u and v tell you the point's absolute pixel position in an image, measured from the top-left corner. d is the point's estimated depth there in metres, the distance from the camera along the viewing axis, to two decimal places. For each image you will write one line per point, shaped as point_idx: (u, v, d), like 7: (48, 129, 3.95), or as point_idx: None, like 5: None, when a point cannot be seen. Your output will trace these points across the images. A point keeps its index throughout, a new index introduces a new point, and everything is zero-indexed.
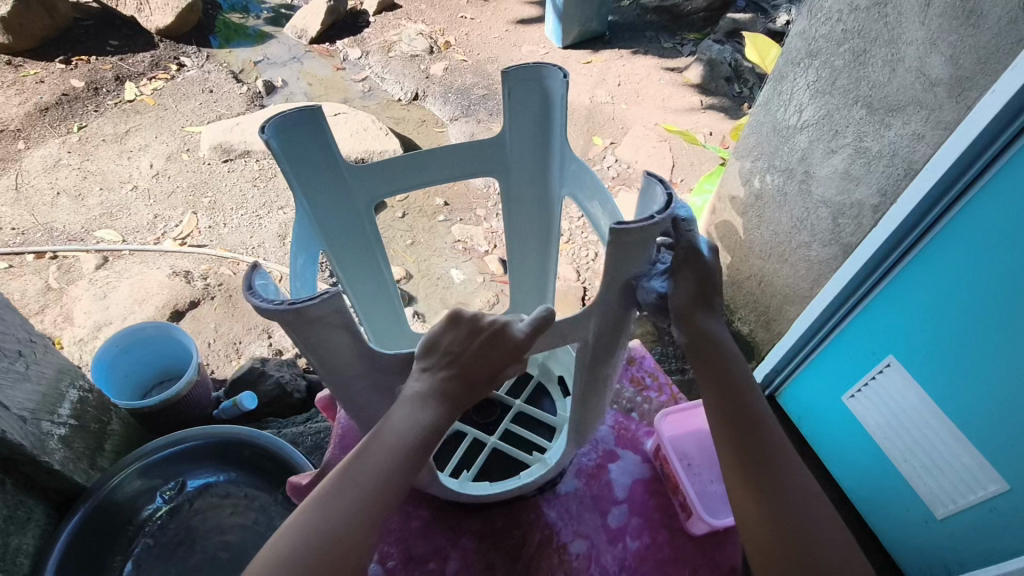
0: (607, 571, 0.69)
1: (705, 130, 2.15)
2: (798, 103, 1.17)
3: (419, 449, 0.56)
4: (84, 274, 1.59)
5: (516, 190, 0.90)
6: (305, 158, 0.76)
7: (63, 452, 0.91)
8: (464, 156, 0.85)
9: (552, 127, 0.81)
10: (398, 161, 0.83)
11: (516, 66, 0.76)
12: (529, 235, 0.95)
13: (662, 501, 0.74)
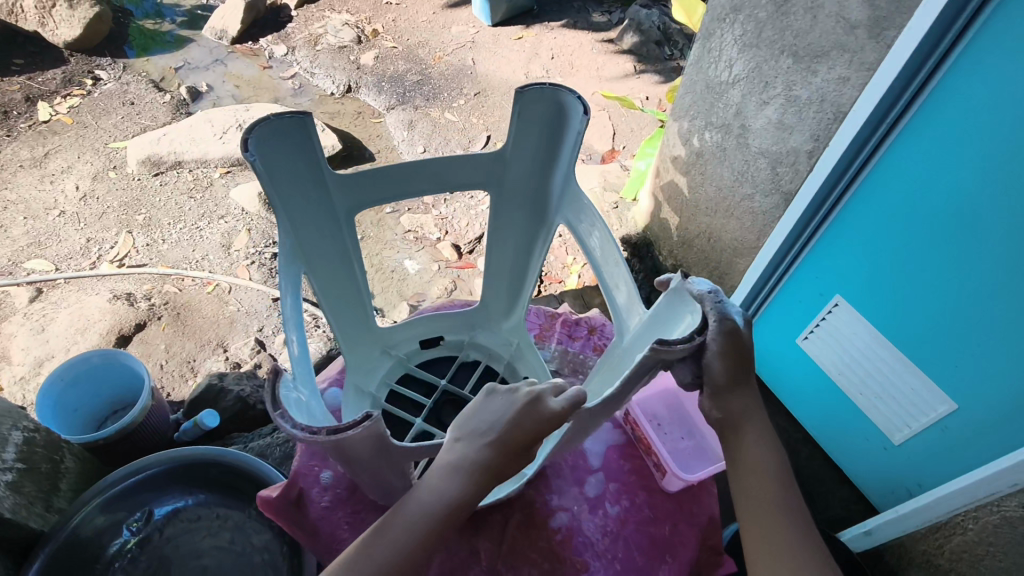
0: (591, 539, 0.70)
1: (642, 96, 2.16)
2: (728, 58, 1.18)
3: (444, 520, 0.58)
4: (18, 309, 1.51)
5: (509, 204, 0.84)
6: (285, 167, 0.66)
7: (12, 498, 0.87)
8: (460, 164, 0.77)
9: (559, 146, 0.76)
10: (385, 172, 0.75)
11: (532, 84, 0.70)
12: (517, 248, 0.88)
13: (636, 463, 0.76)
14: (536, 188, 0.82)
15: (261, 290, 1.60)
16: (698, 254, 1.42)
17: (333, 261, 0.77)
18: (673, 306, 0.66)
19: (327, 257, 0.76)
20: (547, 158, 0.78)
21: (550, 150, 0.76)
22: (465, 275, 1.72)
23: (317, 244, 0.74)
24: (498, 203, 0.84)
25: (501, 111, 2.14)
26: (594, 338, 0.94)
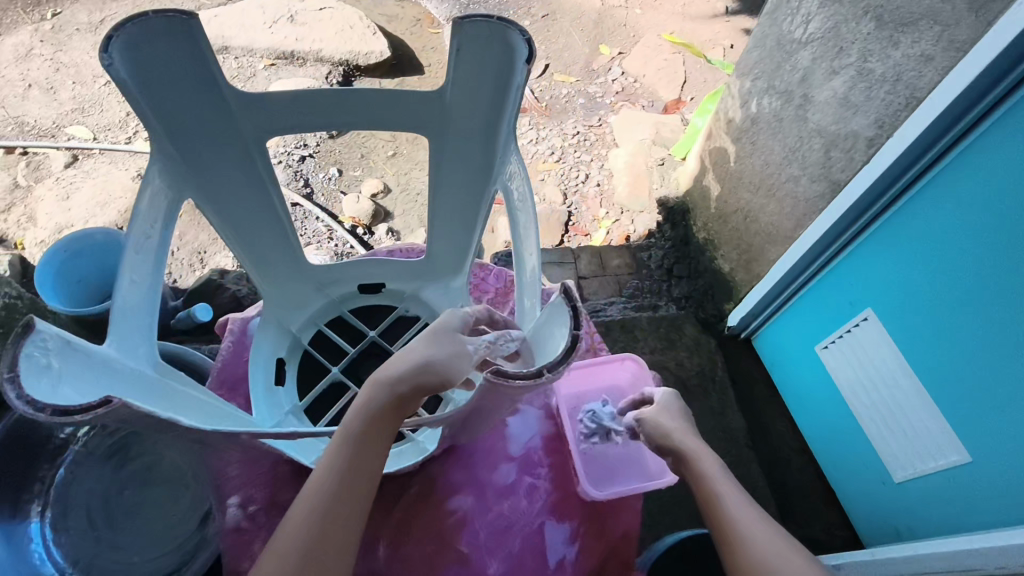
0: (492, 528, 0.72)
1: (725, 44, 1.94)
2: (805, 11, 1.00)
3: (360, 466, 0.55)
4: (52, 173, 1.55)
5: (453, 157, 0.72)
6: (166, 74, 0.61)
7: None
8: (384, 102, 0.68)
9: (503, 97, 0.63)
10: (295, 99, 0.66)
11: (474, 16, 0.58)
12: (465, 207, 0.78)
13: (557, 460, 0.77)
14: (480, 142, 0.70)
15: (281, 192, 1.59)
16: (731, 232, 1.29)
17: (236, 184, 0.72)
18: (552, 320, 0.56)
19: (225, 177, 0.71)
20: (492, 110, 0.66)
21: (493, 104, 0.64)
22: None
23: (211, 160, 0.69)
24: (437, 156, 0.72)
25: (566, 39, 1.97)
26: None
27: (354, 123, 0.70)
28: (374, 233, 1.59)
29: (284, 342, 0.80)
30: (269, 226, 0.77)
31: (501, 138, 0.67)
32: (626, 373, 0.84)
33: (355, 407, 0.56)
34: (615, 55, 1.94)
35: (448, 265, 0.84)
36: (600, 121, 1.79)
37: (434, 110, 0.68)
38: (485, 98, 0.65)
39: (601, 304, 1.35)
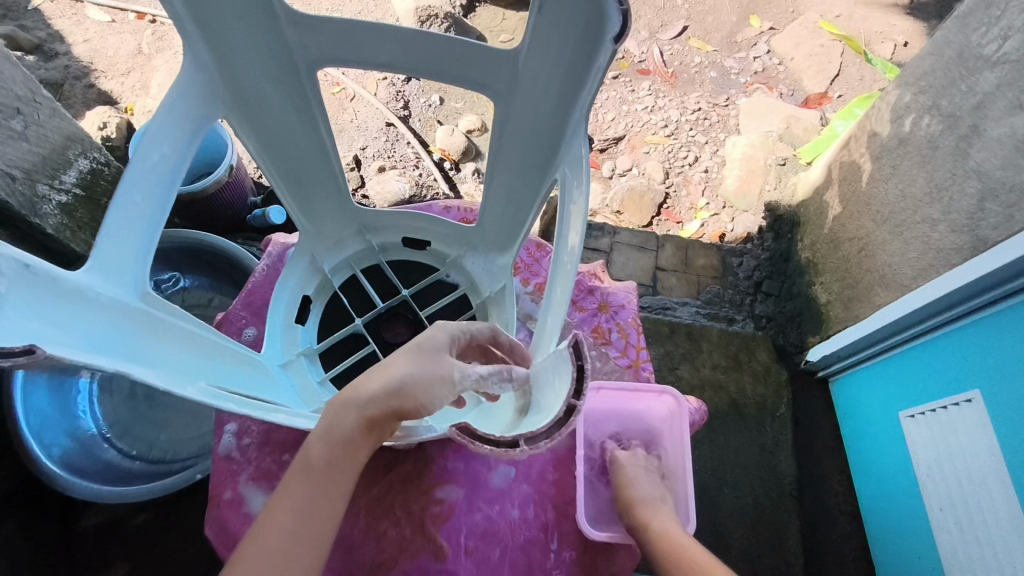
0: (466, 534, 0.60)
1: (898, 39, 1.68)
2: (1005, 24, 0.82)
3: (324, 504, 0.44)
4: (173, 46, 1.58)
5: (513, 130, 0.56)
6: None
7: (59, 219, 0.92)
8: (455, 48, 0.51)
9: (580, 79, 0.46)
10: (356, 28, 0.52)
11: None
12: (516, 189, 0.61)
13: (564, 477, 0.63)
14: (544, 123, 0.53)
15: (379, 110, 1.57)
16: (839, 260, 1.14)
17: (281, 113, 0.59)
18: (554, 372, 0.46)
19: (268, 103, 0.58)
20: (567, 88, 0.48)
21: (575, 73, 0.46)
22: None
23: (258, 83, 0.55)
24: (504, 122, 0.56)
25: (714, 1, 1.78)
26: (601, 317, 0.74)
27: (425, 70, 0.55)
28: (460, 170, 1.54)
29: (311, 279, 0.67)
30: (306, 165, 0.64)
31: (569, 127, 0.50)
32: (664, 407, 0.69)
33: (318, 430, 0.45)
34: (765, 30, 1.73)
35: (486, 245, 0.68)
36: (727, 101, 1.62)
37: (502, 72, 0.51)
38: (559, 73, 0.48)
39: (672, 303, 1.27)
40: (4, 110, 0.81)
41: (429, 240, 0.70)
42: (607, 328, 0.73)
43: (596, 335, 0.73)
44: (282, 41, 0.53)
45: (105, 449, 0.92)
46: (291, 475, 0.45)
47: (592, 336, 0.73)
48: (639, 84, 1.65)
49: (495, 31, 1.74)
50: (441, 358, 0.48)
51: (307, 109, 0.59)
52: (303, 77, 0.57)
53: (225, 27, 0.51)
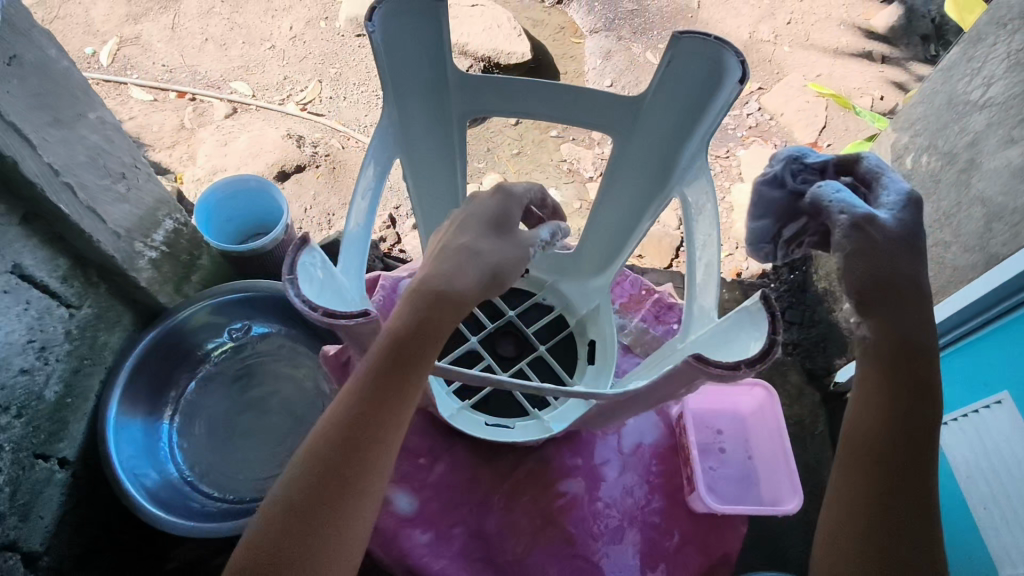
0: (596, 511, 0.85)
1: (875, 93, 1.86)
2: (988, 74, 0.96)
3: (382, 379, 0.59)
4: (214, 120, 1.69)
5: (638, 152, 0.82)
6: (410, 51, 0.77)
7: (150, 273, 0.99)
8: (582, 100, 0.78)
9: (703, 112, 0.72)
10: (508, 84, 0.79)
11: (694, 32, 0.66)
12: (633, 202, 0.87)
13: (665, 468, 0.89)
14: (666, 142, 0.78)
15: None
16: None
17: (430, 148, 0.87)
18: (743, 328, 0.64)
19: (425, 140, 0.85)
20: (686, 123, 0.75)
21: (691, 115, 0.74)
22: None
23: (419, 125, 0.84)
24: (619, 154, 0.82)
25: None
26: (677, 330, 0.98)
27: (558, 117, 0.81)
28: None
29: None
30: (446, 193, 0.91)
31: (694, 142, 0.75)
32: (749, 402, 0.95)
33: (398, 317, 0.62)
34: (754, 90, 1.91)
35: (592, 263, 0.94)
36: (728, 153, 1.76)
37: (628, 110, 0.78)
38: (678, 104, 0.74)
39: None
40: (113, 174, 0.89)
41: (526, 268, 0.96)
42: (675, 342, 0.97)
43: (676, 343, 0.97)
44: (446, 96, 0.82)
45: (193, 492, 0.99)
46: (372, 363, 0.60)
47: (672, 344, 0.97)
48: None
49: None
50: (508, 234, 0.70)
51: (451, 149, 0.87)
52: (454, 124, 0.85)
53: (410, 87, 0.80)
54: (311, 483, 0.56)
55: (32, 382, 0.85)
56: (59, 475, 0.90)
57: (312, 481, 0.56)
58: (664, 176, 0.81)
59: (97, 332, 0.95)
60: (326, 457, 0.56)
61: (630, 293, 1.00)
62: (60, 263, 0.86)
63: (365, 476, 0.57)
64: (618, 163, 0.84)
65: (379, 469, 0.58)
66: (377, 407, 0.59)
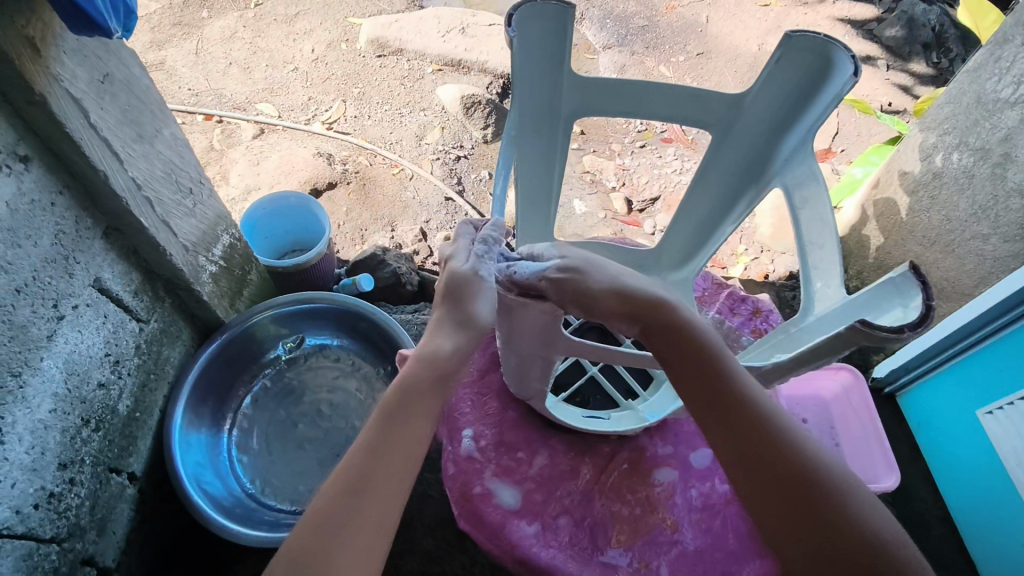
0: (691, 500, 0.84)
1: (884, 99, 1.91)
2: (1018, 73, 1.00)
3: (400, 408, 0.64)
4: (242, 141, 1.71)
5: (734, 148, 0.89)
6: (535, 56, 0.81)
7: (211, 286, 1.01)
8: (684, 97, 0.85)
9: (810, 103, 0.79)
10: (622, 84, 0.85)
11: (806, 30, 0.74)
12: (724, 194, 0.93)
13: None
14: (766, 134, 0.85)
15: (437, 186, 1.68)
16: None
17: (538, 151, 0.90)
18: (886, 295, 0.64)
19: (536, 143, 0.90)
20: (790, 116, 0.82)
21: (796, 108, 0.81)
22: (629, 231, 1.68)
23: (534, 127, 0.88)
24: (718, 148, 0.89)
25: (719, 77, 2.00)
26: (756, 320, 1.00)
27: (665, 114, 0.87)
28: None
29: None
30: (547, 196, 0.95)
31: (798, 132, 0.82)
32: (842, 379, 1.04)
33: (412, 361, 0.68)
34: None
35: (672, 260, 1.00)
36: None
37: (730, 106, 0.84)
38: (783, 97, 0.81)
39: None
40: (182, 189, 0.91)
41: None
42: (763, 329, 0.99)
43: (757, 334, 0.98)
44: (559, 98, 0.86)
45: (261, 507, 0.98)
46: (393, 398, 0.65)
47: (753, 334, 0.99)
48: (665, 151, 1.84)
49: None
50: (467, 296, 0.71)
51: (555, 151, 0.91)
52: (560, 125, 0.89)
53: (528, 87, 0.84)
54: (310, 533, 0.57)
55: (108, 396, 0.84)
56: (129, 491, 0.89)
57: (312, 528, 0.58)
58: (762, 168, 0.88)
59: (162, 346, 0.96)
60: (328, 507, 0.58)
61: (703, 287, 1.03)
62: (134, 278, 0.88)
63: (359, 526, 0.58)
64: (715, 157, 0.91)
65: (378, 525, 0.59)
66: (385, 436, 0.62)
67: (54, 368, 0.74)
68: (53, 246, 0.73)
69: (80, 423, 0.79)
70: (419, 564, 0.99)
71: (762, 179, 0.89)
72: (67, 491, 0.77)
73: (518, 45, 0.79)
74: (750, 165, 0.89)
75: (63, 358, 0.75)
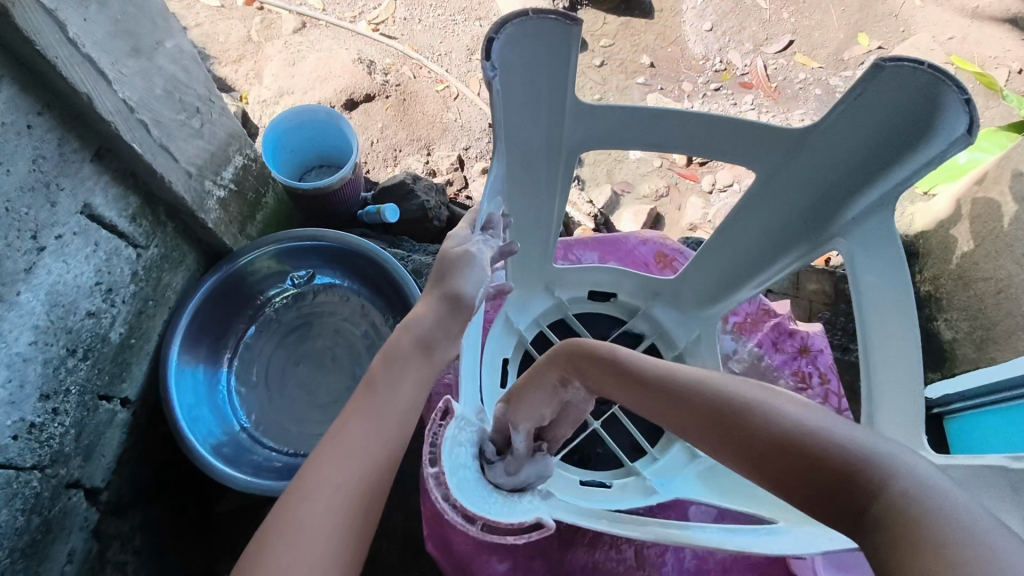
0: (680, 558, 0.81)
1: (1014, 66, 1.63)
2: None
3: (392, 369, 0.56)
4: (281, 35, 1.59)
5: (779, 198, 0.66)
6: (524, 79, 0.57)
7: (218, 213, 0.95)
8: (734, 139, 0.62)
9: (886, 170, 0.55)
10: (640, 117, 0.61)
11: (901, 61, 0.49)
12: (762, 241, 0.71)
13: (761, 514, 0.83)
14: (826, 194, 0.61)
15: (482, 110, 1.54)
16: (968, 298, 1.13)
17: (534, 183, 0.69)
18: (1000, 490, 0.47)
19: (534, 173, 0.68)
20: (856, 179, 0.58)
21: (865, 170, 0.57)
22: (683, 186, 1.53)
23: (525, 156, 0.65)
24: (759, 193, 0.67)
25: (823, 16, 1.73)
26: (801, 360, 0.90)
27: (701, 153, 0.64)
28: None
29: (509, 339, 0.82)
30: (548, 225, 0.76)
31: (866, 203, 0.58)
32: None
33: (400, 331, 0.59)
34: (873, 49, 1.68)
35: (694, 296, 0.83)
36: None
37: (789, 148, 0.60)
38: (856, 152, 0.56)
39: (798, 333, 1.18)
40: (188, 108, 0.83)
41: (616, 292, 0.86)
42: (807, 371, 0.89)
43: (798, 377, 0.89)
44: (560, 123, 0.62)
45: (256, 446, 0.97)
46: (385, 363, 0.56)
47: (794, 377, 0.89)
48: (742, 98, 1.63)
49: (597, 35, 1.70)
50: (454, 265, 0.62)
51: (553, 180, 0.69)
52: (559, 152, 0.66)
53: (514, 118, 0.60)
54: (298, 483, 0.48)
55: (98, 325, 0.80)
56: (120, 416, 0.89)
57: (302, 480, 0.48)
58: (815, 232, 0.65)
59: (162, 273, 0.91)
60: (327, 470, 0.48)
61: (748, 312, 0.92)
62: (131, 202, 0.81)
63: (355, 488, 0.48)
64: (756, 202, 0.68)
65: (367, 513, 0.49)
66: (381, 401, 0.54)
67: (35, 301, 0.70)
68: (31, 172, 0.66)
69: (65, 353, 0.76)
70: (403, 522, 0.98)
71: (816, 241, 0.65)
72: (49, 421, 0.76)
73: (503, 67, 0.55)
74: (801, 222, 0.66)
75: (45, 291, 0.71)
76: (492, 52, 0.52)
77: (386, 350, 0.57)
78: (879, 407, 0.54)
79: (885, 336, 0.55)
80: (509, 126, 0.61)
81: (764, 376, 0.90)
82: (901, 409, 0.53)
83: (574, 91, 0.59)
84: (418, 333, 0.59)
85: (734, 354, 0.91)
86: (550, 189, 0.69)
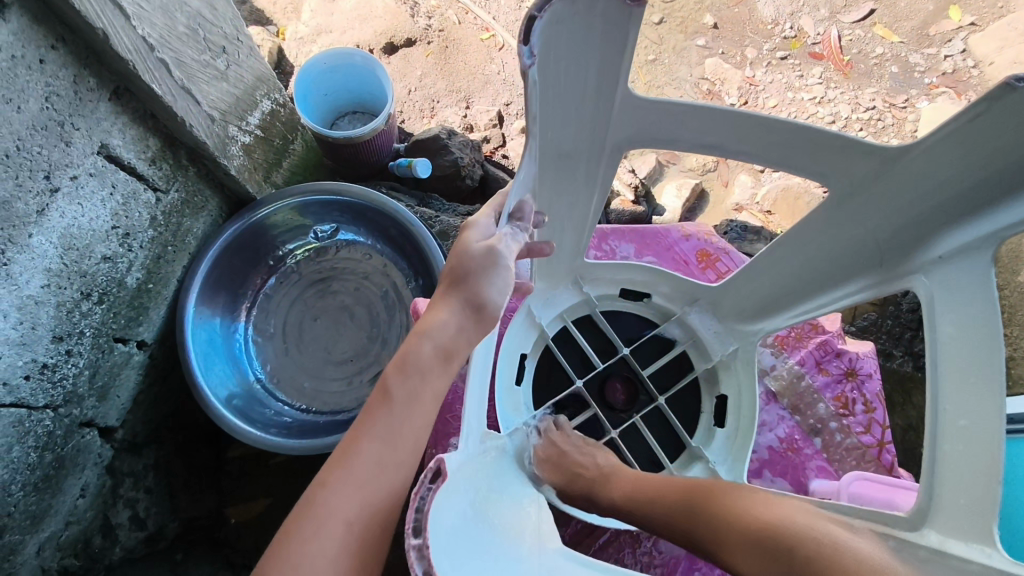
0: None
1: None
2: None
3: (404, 374, 0.52)
4: None
5: (845, 211, 0.59)
6: (572, 63, 0.51)
7: (242, 160, 0.91)
8: (797, 145, 0.55)
9: (977, 201, 0.48)
10: (699, 111, 0.54)
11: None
12: (825, 260, 0.64)
13: None
14: (906, 219, 0.54)
15: None
16: None
17: (572, 174, 0.64)
18: None
19: (572, 164, 0.62)
20: (938, 203, 0.51)
21: (951, 199, 0.50)
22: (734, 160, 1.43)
23: (565, 146, 0.59)
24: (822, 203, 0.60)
25: None
26: (845, 384, 0.85)
27: (759, 154, 0.57)
28: None
29: (529, 334, 0.78)
30: (585, 216, 0.70)
31: (949, 236, 0.51)
32: None
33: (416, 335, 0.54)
34: (964, 24, 1.53)
35: (735, 306, 0.77)
36: (905, 103, 1.47)
37: (875, 166, 0.53)
38: (943, 177, 0.49)
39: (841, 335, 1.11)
40: (214, 48, 0.80)
41: (650, 293, 0.81)
42: (850, 398, 0.84)
43: (839, 403, 0.84)
44: (606, 115, 0.56)
45: (269, 399, 0.97)
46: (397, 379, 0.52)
47: (835, 402, 0.84)
48: (810, 70, 1.50)
49: None
50: (467, 260, 0.56)
51: (594, 174, 0.64)
52: (603, 146, 0.60)
53: (557, 105, 0.54)
54: (296, 524, 0.45)
55: (114, 269, 0.79)
56: (136, 358, 0.88)
57: (307, 520, 0.45)
58: (890, 262, 0.57)
59: (183, 218, 0.88)
60: (331, 497, 0.46)
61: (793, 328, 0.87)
62: (150, 144, 0.78)
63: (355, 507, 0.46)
64: (820, 215, 0.62)
65: (374, 541, 0.47)
66: (390, 420, 0.51)
67: (47, 244, 0.68)
68: (42, 110, 0.63)
69: (79, 297, 0.75)
70: None
71: (882, 266, 0.58)
72: (62, 362, 0.75)
73: (549, 51, 0.49)
74: (871, 245, 0.58)
75: (58, 233, 0.69)
76: (535, 33, 0.46)
77: (400, 357, 0.54)
78: (941, 481, 0.47)
79: (962, 402, 0.47)
80: (548, 115, 0.55)
81: (802, 396, 0.84)
82: (966, 488, 0.45)
83: (627, 79, 0.52)
84: (439, 343, 0.54)
85: (772, 371, 0.86)
86: (590, 181, 0.64)
